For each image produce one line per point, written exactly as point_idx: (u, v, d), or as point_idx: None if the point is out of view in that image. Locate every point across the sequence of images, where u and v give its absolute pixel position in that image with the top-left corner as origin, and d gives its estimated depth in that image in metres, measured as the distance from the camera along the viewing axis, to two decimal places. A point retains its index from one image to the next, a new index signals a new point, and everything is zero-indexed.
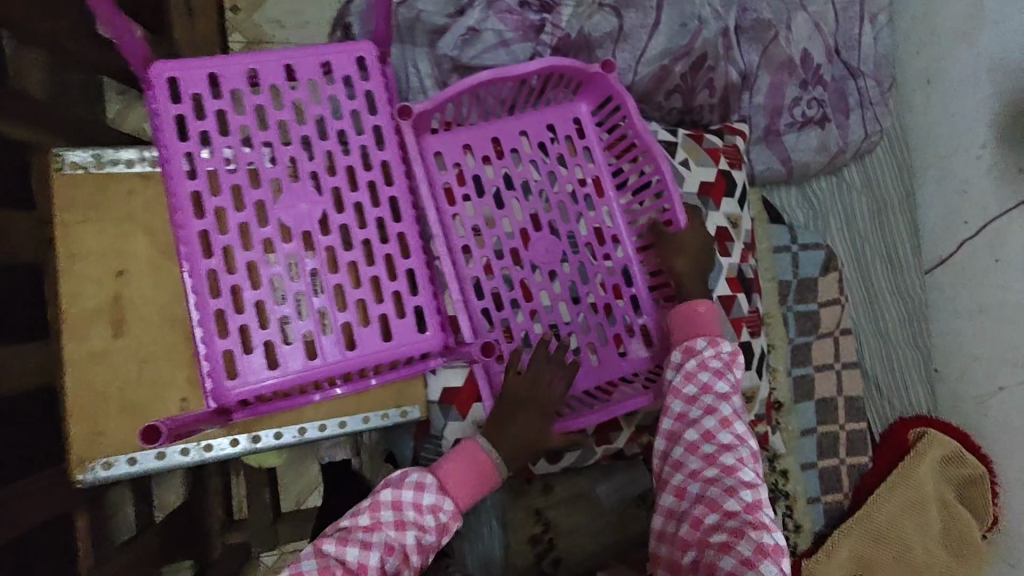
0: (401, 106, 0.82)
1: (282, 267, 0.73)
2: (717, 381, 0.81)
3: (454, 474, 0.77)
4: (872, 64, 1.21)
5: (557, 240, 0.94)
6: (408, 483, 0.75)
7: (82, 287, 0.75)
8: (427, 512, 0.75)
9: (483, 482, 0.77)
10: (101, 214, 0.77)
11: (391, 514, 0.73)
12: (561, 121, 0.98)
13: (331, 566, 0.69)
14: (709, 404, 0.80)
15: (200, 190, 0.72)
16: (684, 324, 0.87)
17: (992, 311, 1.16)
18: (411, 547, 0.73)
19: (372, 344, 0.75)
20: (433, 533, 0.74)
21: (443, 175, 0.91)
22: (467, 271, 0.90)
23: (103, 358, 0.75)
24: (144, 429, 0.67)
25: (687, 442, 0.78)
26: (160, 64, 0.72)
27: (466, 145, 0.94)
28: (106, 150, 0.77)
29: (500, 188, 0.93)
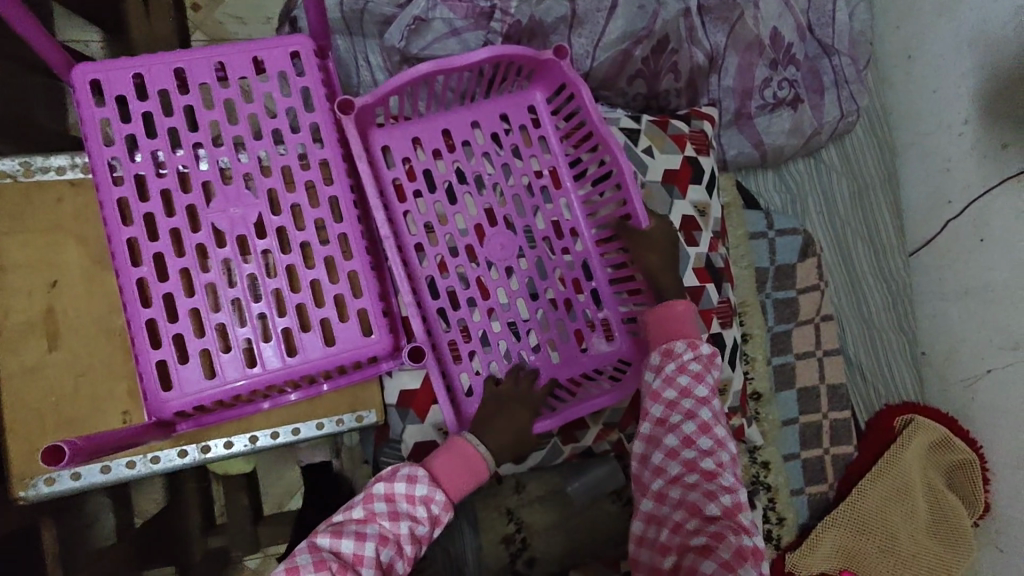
0: (342, 99, 0.79)
1: (217, 274, 0.71)
2: (696, 385, 0.77)
3: (447, 464, 0.74)
4: (847, 40, 1.17)
5: (513, 234, 0.91)
6: (400, 475, 0.73)
7: (14, 300, 0.74)
8: (420, 504, 0.72)
9: (474, 474, 0.75)
10: (35, 225, 0.75)
11: (384, 505, 0.72)
12: (515, 110, 0.95)
13: (326, 559, 0.66)
14: (688, 408, 0.76)
15: (128, 196, 0.70)
16: (661, 326, 0.82)
17: (978, 293, 1.12)
18: (405, 537, 0.71)
19: (315, 350, 0.73)
20: (426, 525, 0.72)
21: (392, 172, 0.89)
22: (417, 271, 0.88)
23: (38, 372, 0.74)
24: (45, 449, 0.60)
25: (666, 447, 0.75)
26: (83, 65, 0.71)
27: (416, 139, 0.91)
28: (36, 158, 0.76)
29: (452, 182, 0.91)
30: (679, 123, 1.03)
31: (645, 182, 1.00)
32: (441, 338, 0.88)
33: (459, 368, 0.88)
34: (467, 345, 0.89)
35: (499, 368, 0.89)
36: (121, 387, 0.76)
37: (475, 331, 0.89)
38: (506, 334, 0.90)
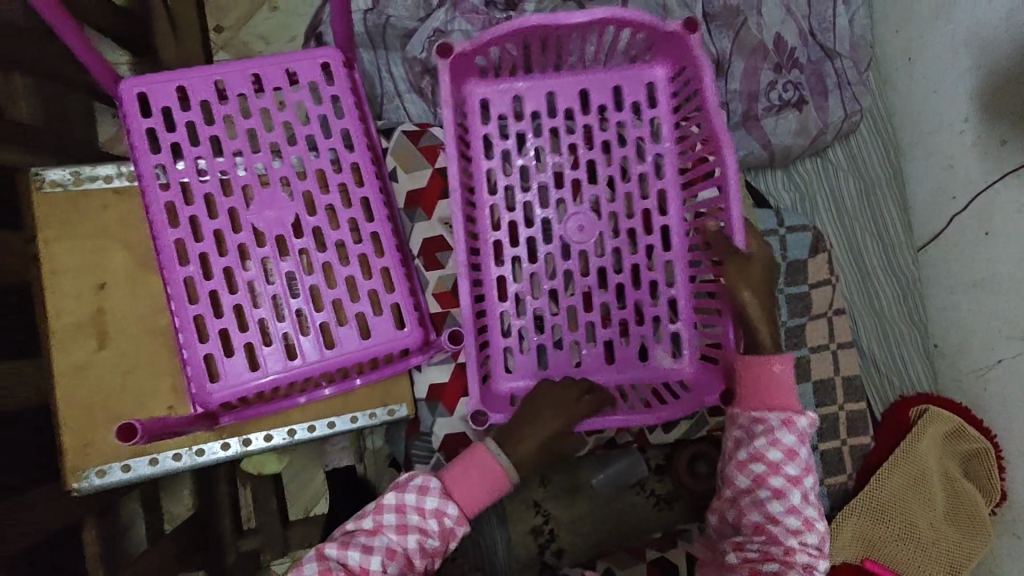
0: (442, 45, 0.84)
1: (258, 272, 0.75)
2: (786, 463, 0.73)
3: (460, 478, 0.76)
4: (849, 44, 1.21)
5: (594, 218, 0.93)
6: (412, 487, 0.76)
7: (65, 302, 0.78)
8: (431, 516, 0.75)
9: (488, 489, 0.76)
10: (82, 230, 0.79)
11: (394, 518, 0.75)
12: (630, 85, 0.94)
13: (333, 569, 0.71)
14: (776, 484, 0.73)
15: (174, 201, 0.74)
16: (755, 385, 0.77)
17: (986, 284, 1.15)
18: (413, 550, 0.74)
19: (351, 343, 0.77)
20: (436, 538, 0.75)
21: (485, 127, 0.94)
22: (489, 234, 0.92)
23: (88, 370, 0.77)
24: (120, 429, 0.70)
25: (748, 513, 0.74)
26: (128, 80, 0.75)
27: (517, 97, 0.94)
28: (84, 167, 0.79)
29: (541, 147, 0.94)
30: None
31: None
32: (492, 308, 0.93)
33: (505, 344, 0.93)
34: (521, 320, 0.93)
35: (550, 351, 0.92)
36: (167, 384, 0.79)
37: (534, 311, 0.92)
38: (562, 319, 0.92)
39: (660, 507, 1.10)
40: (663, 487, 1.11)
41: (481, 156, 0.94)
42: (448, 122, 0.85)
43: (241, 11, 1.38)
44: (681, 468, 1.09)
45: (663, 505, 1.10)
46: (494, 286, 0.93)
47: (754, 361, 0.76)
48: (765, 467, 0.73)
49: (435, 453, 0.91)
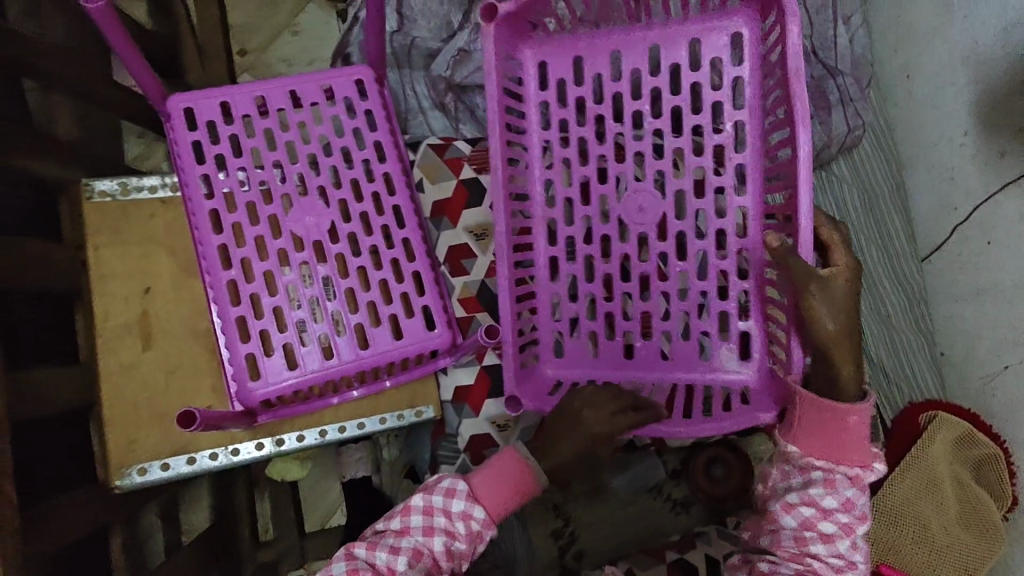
0: (488, 6, 0.80)
1: (295, 276, 0.79)
2: (840, 512, 0.68)
3: (487, 483, 0.77)
4: (850, 62, 1.26)
5: (658, 198, 0.88)
6: (439, 488, 0.77)
7: (113, 305, 0.83)
8: (458, 519, 0.76)
9: (516, 493, 0.78)
10: (130, 238, 0.84)
11: (421, 518, 0.76)
12: (711, 40, 0.86)
13: (361, 568, 0.72)
14: (824, 530, 0.69)
15: (218, 208, 0.78)
16: (819, 429, 0.69)
17: (990, 293, 1.19)
18: (440, 553, 0.75)
19: (384, 343, 0.80)
20: (463, 541, 0.75)
21: (543, 94, 0.91)
22: (541, 211, 0.92)
23: (134, 369, 0.82)
24: (179, 414, 0.69)
25: (790, 546, 0.71)
26: (176, 95, 0.80)
27: (579, 57, 0.90)
28: (132, 179, 0.85)
29: (602, 115, 0.88)
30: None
31: None
32: (543, 289, 0.92)
33: (556, 328, 0.92)
34: (573, 305, 0.91)
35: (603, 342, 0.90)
36: (207, 384, 0.84)
37: (582, 301, 0.90)
38: (616, 309, 0.89)
39: (678, 511, 1.13)
40: (679, 491, 1.14)
41: (540, 125, 0.92)
42: (491, 95, 0.81)
43: (265, 35, 1.46)
44: (697, 471, 1.15)
45: (680, 509, 1.13)
46: (545, 267, 0.92)
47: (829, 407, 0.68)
48: (815, 512, 0.69)
49: (460, 454, 0.94)
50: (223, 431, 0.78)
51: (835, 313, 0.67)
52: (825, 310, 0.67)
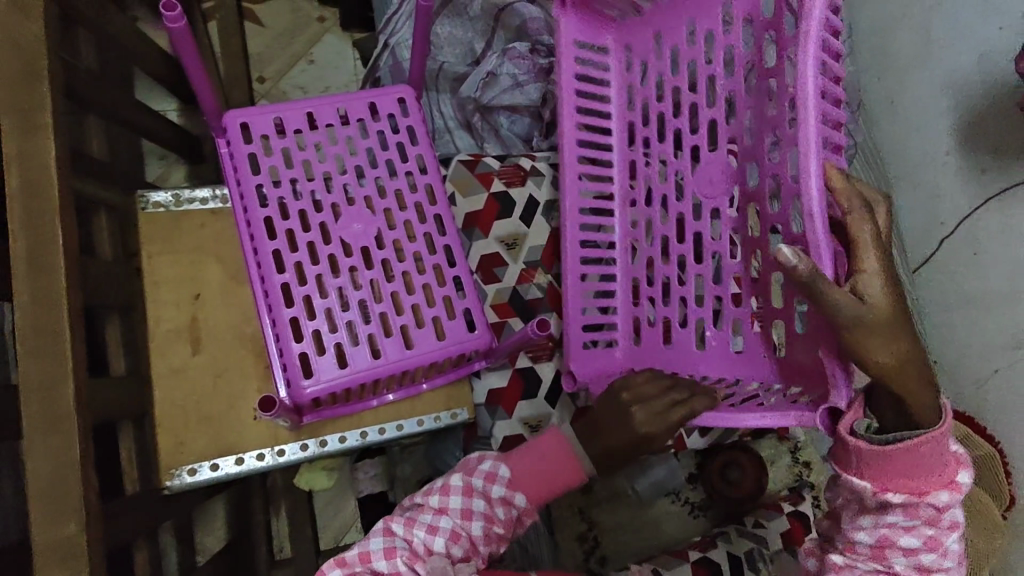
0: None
1: (345, 280, 0.83)
2: (926, 526, 0.61)
3: (534, 471, 0.77)
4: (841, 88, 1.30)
5: (727, 163, 0.81)
6: (480, 471, 0.77)
7: (164, 311, 0.86)
8: (497, 505, 0.77)
9: (556, 480, 0.78)
10: (181, 247, 0.87)
11: (459, 500, 0.76)
12: None
13: (398, 548, 0.72)
14: (909, 545, 0.62)
15: (272, 216, 0.83)
16: (895, 466, 0.59)
17: (976, 302, 1.27)
18: (478, 537, 0.75)
19: (428, 344, 0.83)
20: (501, 526, 0.77)
21: (631, 73, 0.95)
22: (626, 192, 0.96)
23: (182, 373, 0.85)
24: (264, 399, 0.75)
25: (867, 554, 0.64)
26: (233, 111, 0.85)
27: (658, 30, 0.90)
28: (184, 191, 0.89)
29: (677, 84, 0.86)
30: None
31: None
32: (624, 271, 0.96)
33: (638, 312, 0.95)
34: (649, 290, 0.92)
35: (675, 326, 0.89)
36: (254, 388, 0.86)
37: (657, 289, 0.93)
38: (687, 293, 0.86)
39: (696, 515, 1.18)
40: (697, 496, 1.18)
41: (623, 107, 0.96)
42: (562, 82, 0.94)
43: (281, 64, 1.52)
44: (713, 474, 1.17)
45: (698, 513, 1.18)
46: (625, 250, 0.96)
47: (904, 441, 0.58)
48: (897, 528, 0.61)
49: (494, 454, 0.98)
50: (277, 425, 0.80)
51: (888, 343, 0.58)
52: (876, 348, 0.58)
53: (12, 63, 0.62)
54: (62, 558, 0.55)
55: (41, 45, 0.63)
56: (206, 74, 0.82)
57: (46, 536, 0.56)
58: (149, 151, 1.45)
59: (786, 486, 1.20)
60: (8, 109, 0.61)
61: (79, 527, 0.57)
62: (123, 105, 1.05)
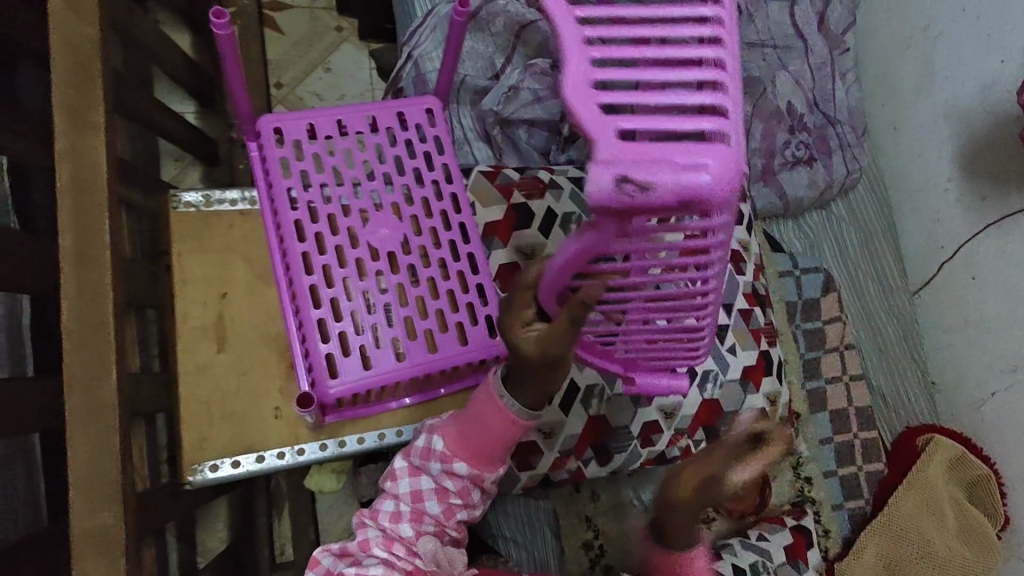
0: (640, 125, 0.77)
1: (371, 283, 0.84)
2: None
3: (464, 435, 0.77)
4: (846, 113, 1.41)
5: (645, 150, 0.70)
6: (417, 451, 0.81)
7: (191, 308, 0.87)
8: (444, 478, 0.79)
9: (488, 443, 0.76)
10: (209, 246, 0.89)
11: (409, 484, 0.81)
12: None
13: (371, 538, 0.80)
14: None
15: (301, 218, 0.85)
16: None
17: (979, 323, 1.32)
18: (438, 512, 0.80)
19: (450, 348, 0.85)
20: (457, 495, 0.80)
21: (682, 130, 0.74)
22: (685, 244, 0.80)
23: (208, 370, 0.86)
24: (303, 397, 0.81)
25: None
26: (268, 115, 0.88)
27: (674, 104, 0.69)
28: (214, 192, 0.91)
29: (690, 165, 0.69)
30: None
31: None
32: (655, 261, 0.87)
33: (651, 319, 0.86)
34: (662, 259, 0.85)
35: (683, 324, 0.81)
36: (275, 387, 0.87)
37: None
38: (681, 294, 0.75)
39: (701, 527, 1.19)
40: None
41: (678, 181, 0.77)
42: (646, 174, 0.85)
43: (298, 70, 1.54)
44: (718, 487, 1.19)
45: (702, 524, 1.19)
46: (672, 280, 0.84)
47: None
48: None
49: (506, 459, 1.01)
50: (302, 422, 0.82)
51: None
52: None
53: (66, 62, 0.64)
54: (98, 544, 0.57)
55: (94, 46, 0.65)
56: (245, 79, 0.84)
57: (86, 524, 0.57)
58: (164, 152, 1.46)
59: (788, 501, 1.25)
60: (63, 107, 0.63)
61: (116, 516, 0.58)
62: (144, 105, 1.06)
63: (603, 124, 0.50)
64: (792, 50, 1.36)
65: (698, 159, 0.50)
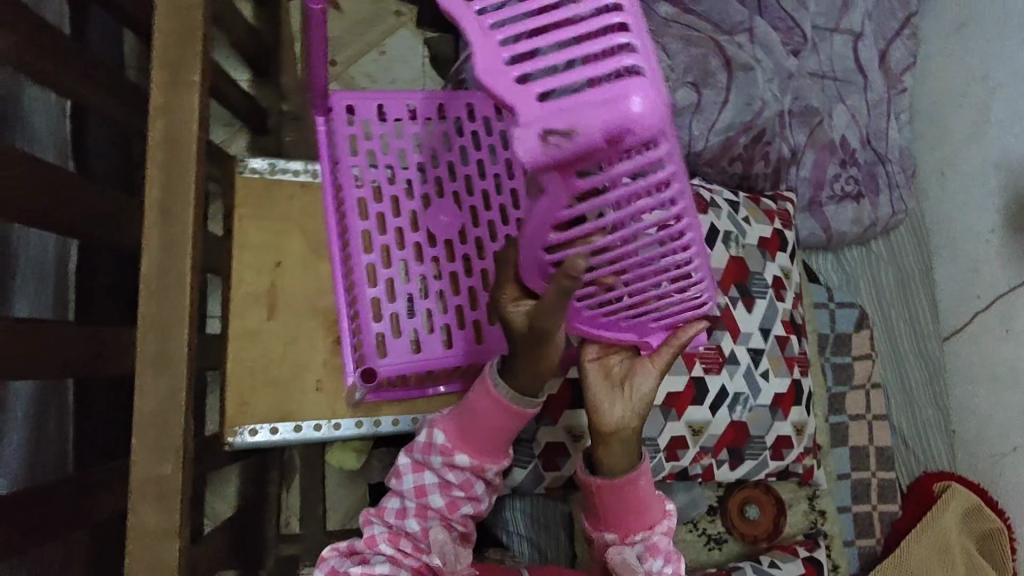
0: None
1: (427, 268, 0.86)
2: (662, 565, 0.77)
3: (462, 427, 0.79)
4: (898, 153, 1.41)
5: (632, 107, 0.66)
6: (419, 445, 0.81)
7: (246, 273, 0.88)
8: (446, 471, 0.80)
9: (486, 433, 0.78)
10: (270, 213, 0.90)
11: (412, 479, 0.81)
12: None
13: (377, 534, 0.80)
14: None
15: (365, 197, 0.87)
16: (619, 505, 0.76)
17: (1006, 377, 1.33)
18: (443, 506, 0.80)
19: (498, 340, 0.86)
20: (461, 488, 0.80)
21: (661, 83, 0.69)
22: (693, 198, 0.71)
23: (255, 336, 0.87)
24: (366, 371, 0.81)
25: None
26: (341, 92, 0.89)
27: None
28: (279, 161, 0.93)
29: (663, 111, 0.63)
30: (758, 261, 1.15)
31: (746, 244, 1.14)
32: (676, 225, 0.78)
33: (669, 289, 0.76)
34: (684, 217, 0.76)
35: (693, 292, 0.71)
36: (319, 359, 0.88)
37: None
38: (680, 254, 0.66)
39: (711, 547, 1.19)
40: (715, 527, 1.20)
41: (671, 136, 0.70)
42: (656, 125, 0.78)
43: (354, 50, 1.56)
44: (733, 509, 1.20)
45: (714, 545, 1.19)
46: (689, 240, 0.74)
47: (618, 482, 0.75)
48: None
49: (534, 458, 1.01)
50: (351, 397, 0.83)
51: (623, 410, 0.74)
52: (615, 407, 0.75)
53: (169, 20, 0.66)
54: (158, 494, 0.58)
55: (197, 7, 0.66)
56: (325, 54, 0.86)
57: (146, 472, 0.58)
58: (215, 116, 1.48)
59: (801, 531, 1.24)
60: (161, 64, 0.64)
61: (175, 468, 0.59)
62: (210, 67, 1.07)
63: (516, 92, 0.50)
64: (851, 84, 1.36)
65: (609, 99, 0.47)
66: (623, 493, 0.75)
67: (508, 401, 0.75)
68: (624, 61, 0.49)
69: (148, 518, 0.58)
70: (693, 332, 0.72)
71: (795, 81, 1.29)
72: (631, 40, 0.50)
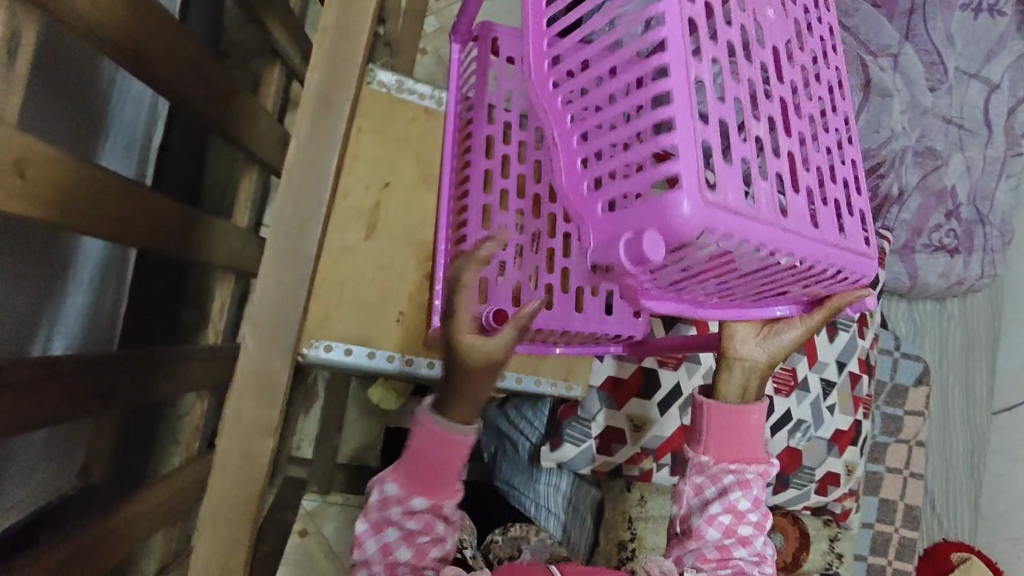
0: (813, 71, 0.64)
1: (542, 224, 0.86)
2: (750, 510, 0.76)
3: (405, 469, 0.66)
4: (999, 217, 1.34)
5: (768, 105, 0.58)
6: (369, 508, 0.67)
7: (353, 186, 0.85)
8: (403, 520, 0.67)
9: (439, 474, 0.65)
10: (388, 131, 0.87)
11: (375, 541, 0.68)
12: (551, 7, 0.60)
13: None
14: (741, 532, 0.77)
15: (494, 135, 0.84)
16: (728, 436, 0.74)
17: None
18: (413, 554, 0.68)
19: (596, 314, 0.89)
20: (426, 531, 0.67)
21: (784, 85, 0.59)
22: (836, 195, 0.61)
23: (350, 251, 0.84)
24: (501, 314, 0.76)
25: (732, 535, 0.76)
26: (492, 23, 0.86)
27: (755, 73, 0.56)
28: (407, 81, 0.89)
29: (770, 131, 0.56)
30: None
31: None
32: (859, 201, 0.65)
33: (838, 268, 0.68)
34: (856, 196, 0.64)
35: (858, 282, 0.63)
36: (406, 291, 0.85)
37: (813, 210, 0.59)
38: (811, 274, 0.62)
39: None
40: None
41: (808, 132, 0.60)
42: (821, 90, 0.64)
43: None
44: None
45: None
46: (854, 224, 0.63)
47: (734, 410, 0.74)
48: (734, 518, 0.75)
49: (588, 438, 1.02)
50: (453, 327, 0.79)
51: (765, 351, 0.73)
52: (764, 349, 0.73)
53: None
54: (257, 387, 0.53)
55: None
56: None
57: (252, 365, 0.53)
58: None
59: (818, 571, 1.22)
60: None
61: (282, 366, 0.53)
62: None
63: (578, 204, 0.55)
64: (975, 136, 1.31)
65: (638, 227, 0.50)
66: (735, 418, 0.74)
67: (445, 434, 0.63)
68: (665, 172, 0.49)
69: (243, 409, 0.53)
70: (855, 298, 0.65)
71: (925, 118, 1.28)
72: (673, 143, 0.49)
